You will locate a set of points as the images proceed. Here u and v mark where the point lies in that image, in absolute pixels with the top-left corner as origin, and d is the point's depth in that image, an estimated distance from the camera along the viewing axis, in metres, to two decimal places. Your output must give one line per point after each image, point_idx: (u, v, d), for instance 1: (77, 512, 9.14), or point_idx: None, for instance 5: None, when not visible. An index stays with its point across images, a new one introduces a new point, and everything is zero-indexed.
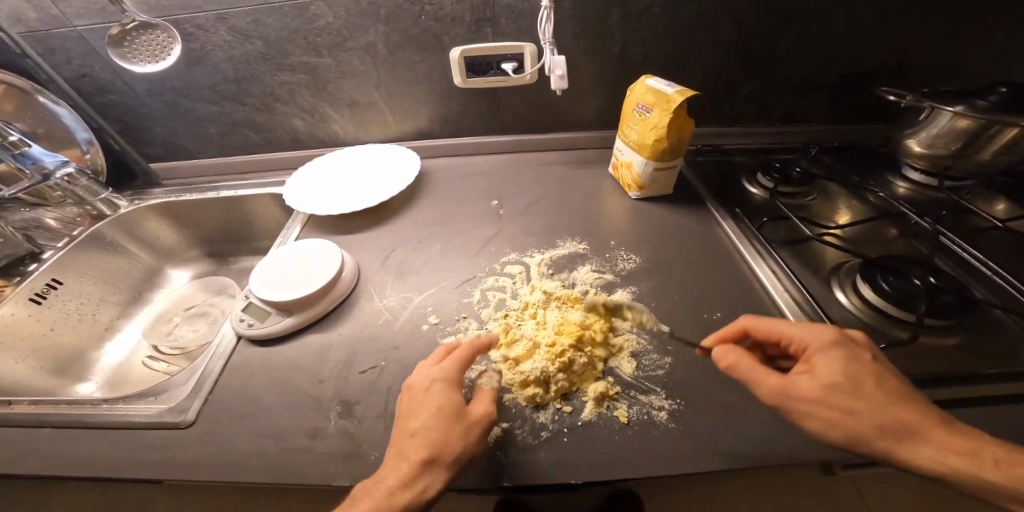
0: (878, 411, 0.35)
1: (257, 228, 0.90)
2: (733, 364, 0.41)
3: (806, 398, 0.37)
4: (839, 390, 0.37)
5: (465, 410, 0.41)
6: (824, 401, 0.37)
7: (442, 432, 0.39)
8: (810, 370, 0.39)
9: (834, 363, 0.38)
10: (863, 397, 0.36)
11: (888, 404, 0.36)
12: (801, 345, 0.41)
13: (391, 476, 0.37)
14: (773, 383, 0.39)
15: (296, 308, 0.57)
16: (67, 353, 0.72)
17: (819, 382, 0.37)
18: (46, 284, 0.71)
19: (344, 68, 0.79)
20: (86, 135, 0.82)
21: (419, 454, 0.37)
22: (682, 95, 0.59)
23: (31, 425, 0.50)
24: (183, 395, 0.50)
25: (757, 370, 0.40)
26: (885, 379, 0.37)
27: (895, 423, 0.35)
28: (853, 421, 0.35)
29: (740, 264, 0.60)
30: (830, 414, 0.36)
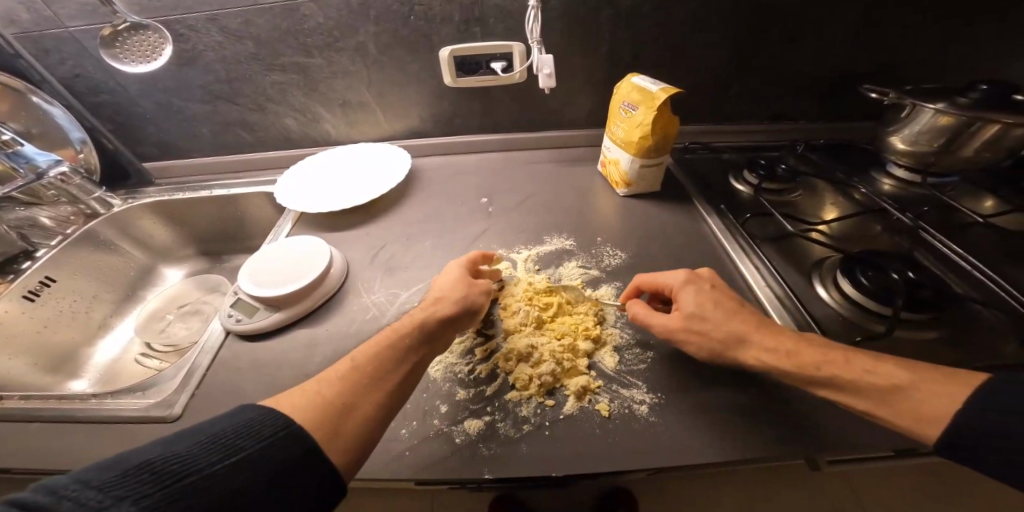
0: (722, 327, 0.43)
1: (250, 227, 0.90)
2: (637, 314, 0.49)
3: (677, 330, 0.45)
4: (695, 316, 0.44)
5: (432, 294, 0.50)
6: (687, 327, 0.44)
7: (452, 291, 0.49)
8: (679, 304, 0.47)
9: (693, 294, 0.46)
10: (711, 319, 0.44)
11: (731, 320, 0.43)
12: (669, 288, 0.49)
13: (418, 312, 0.47)
14: (657, 321, 0.46)
15: (284, 304, 0.57)
16: (60, 351, 0.72)
17: (681, 313, 0.45)
18: (39, 281, 0.72)
19: (335, 68, 0.79)
20: (79, 135, 0.83)
21: (433, 295, 0.49)
22: (665, 92, 0.60)
23: (20, 420, 0.51)
24: (171, 390, 0.51)
25: (643, 313, 0.48)
26: (731, 304, 0.45)
27: (731, 335, 0.43)
28: (707, 340, 0.43)
29: (724, 260, 0.61)
30: (693, 338, 0.44)
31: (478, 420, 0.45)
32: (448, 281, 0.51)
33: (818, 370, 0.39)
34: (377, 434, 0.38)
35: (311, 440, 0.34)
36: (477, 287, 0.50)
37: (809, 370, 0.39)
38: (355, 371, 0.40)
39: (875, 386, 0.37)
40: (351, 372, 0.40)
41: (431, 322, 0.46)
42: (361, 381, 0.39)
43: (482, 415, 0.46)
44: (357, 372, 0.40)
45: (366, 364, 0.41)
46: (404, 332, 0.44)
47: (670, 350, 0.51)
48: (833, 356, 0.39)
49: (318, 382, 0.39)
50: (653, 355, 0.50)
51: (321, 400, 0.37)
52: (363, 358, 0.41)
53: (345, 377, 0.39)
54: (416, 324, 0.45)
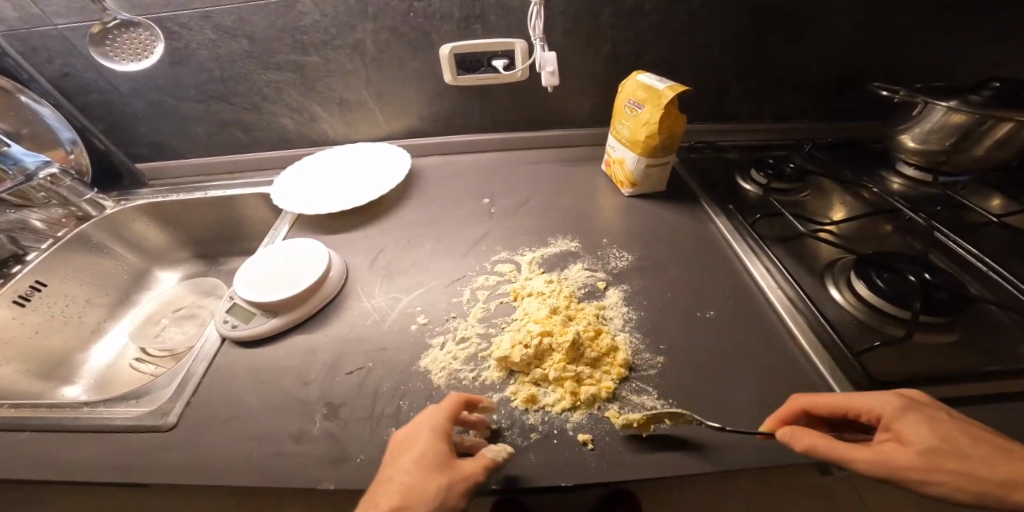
0: (997, 470, 0.32)
1: (247, 229, 0.89)
2: (821, 448, 0.35)
3: (914, 469, 0.32)
4: (946, 453, 0.33)
5: (386, 492, 0.35)
6: (937, 469, 0.32)
7: (418, 480, 0.35)
8: (897, 437, 0.34)
9: (924, 426, 0.34)
10: (974, 458, 0.32)
11: (997, 460, 0.33)
12: (869, 412, 0.36)
13: None
14: (870, 458, 0.33)
15: (281, 309, 0.56)
16: (52, 356, 0.71)
17: (918, 451, 0.33)
18: (30, 286, 0.70)
19: (332, 67, 0.78)
20: (70, 135, 0.81)
21: (387, 506, 0.34)
22: (673, 90, 0.59)
23: (8, 429, 0.49)
24: (166, 398, 0.49)
25: (837, 450, 0.34)
26: (975, 435, 0.34)
27: (1015, 478, 0.32)
28: (985, 486, 0.32)
29: (733, 262, 0.59)
30: (951, 485, 0.32)
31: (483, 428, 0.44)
32: (417, 473, 0.35)
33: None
34: None
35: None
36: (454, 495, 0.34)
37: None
38: None
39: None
40: None
41: None
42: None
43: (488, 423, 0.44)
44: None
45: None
46: None
47: (680, 355, 0.49)
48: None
49: None
50: (663, 360, 0.49)
51: None
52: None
53: None
54: None
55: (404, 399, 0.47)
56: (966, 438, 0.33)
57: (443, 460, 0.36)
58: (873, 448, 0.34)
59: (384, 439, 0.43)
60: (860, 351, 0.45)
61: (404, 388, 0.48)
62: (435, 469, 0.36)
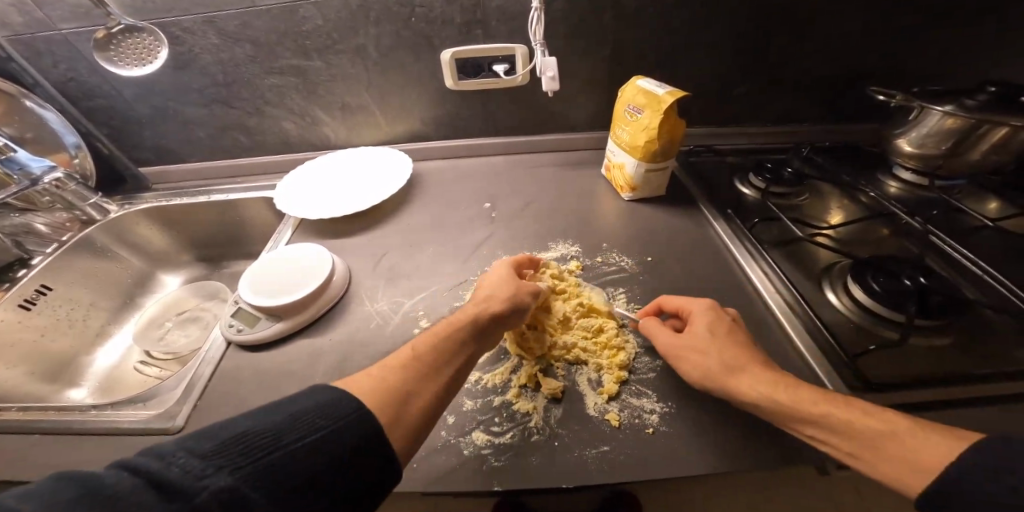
0: (725, 354, 0.41)
1: (249, 232, 0.89)
2: (647, 326, 0.48)
3: (674, 345, 0.45)
4: (705, 338, 0.43)
5: (483, 290, 0.50)
6: (694, 349, 0.43)
7: (502, 281, 0.50)
8: (692, 327, 0.46)
9: (707, 321, 0.45)
10: (717, 345, 0.42)
11: (738, 350, 0.42)
12: (688, 311, 0.48)
13: (464, 311, 0.46)
14: (664, 337, 0.46)
15: (286, 314, 0.56)
16: (57, 359, 0.71)
17: (691, 335, 0.44)
18: (35, 290, 0.71)
19: (334, 71, 0.78)
20: (73, 140, 0.81)
21: (484, 293, 0.49)
22: (672, 96, 0.59)
23: (17, 432, 0.49)
24: (173, 401, 0.50)
25: (654, 327, 0.48)
26: (742, 340, 0.43)
27: (732, 365, 0.40)
28: (705, 361, 0.42)
29: (732, 265, 0.60)
30: (693, 358, 0.43)
31: (485, 432, 0.44)
32: (500, 279, 0.51)
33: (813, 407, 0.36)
34: (433, 420, 0.37)
35: (376, 425, 0.32)
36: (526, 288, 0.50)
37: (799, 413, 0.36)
38: (416, 358, 0.39)
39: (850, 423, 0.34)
40: (415, 360, 0.39)
41: (484, 315, 0.45)
42: (424, 368, 0.39)
43: (490, 426, 0.45)
44: (410, 369, 0.38)
45: (430, 353, 0.40)
46: (459, 325, 0.43)
47: None
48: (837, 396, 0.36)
49: (374, 370, 0.37)
50: (662, 364, 0.49)
51: (382, 385, 0.36)
52: (425, 347, 0.40)
53: (410, 364, 0.38)
54: (470, 317, 0.45)
55: None
56: (726, 333, 0.43)
57: (513, 274, 0.52)
58: (666, 331, 0.46)
59: None
60: (856, 354, 0.45)
61: None
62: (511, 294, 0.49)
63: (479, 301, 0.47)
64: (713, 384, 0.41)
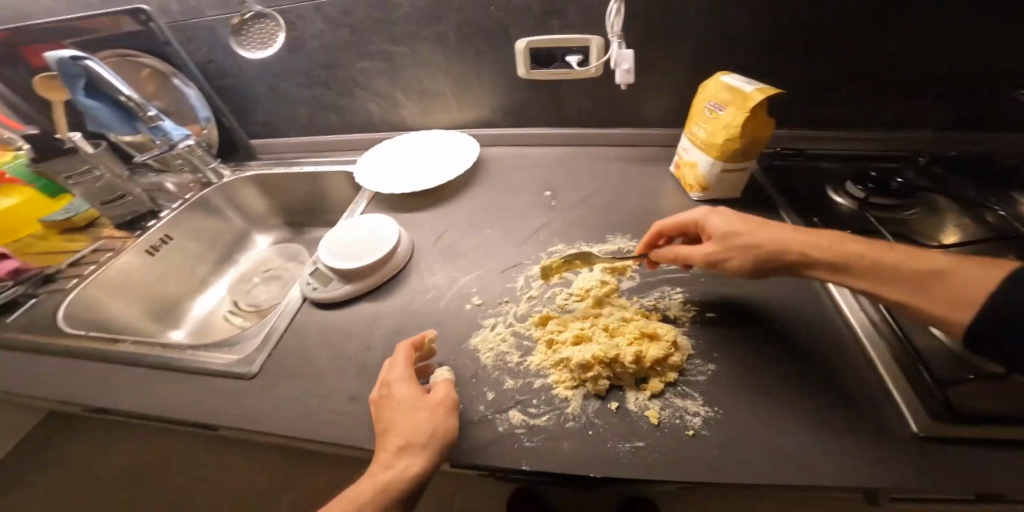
0: (868, 255, 0.40)
1: (329, 202, 0.98)
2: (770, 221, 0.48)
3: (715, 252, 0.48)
4: (840, 240, 0.42)
5: (388, 433, 0.40)
6: (821, 244, 0.42)
7: (410, 414, 0.41)
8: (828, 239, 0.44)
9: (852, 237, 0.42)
10: (861, 248, 0.41)
11: (886, 250, 0.40)
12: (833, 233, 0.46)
13: (367, 484, 0.37)
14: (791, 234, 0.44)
15: (353, 277, 0.61)
16: (167, 301, 0.84)
17: (822, 235, 0.43)
18: (160, 238, 0.84)
19: (416, 57, 0.83)
20: (206, 114, 0.96)
21: (394, 441, 0.39)
22: (762, 93, 0.55)
23: (129, 363, 0.59)
24: (251, 349, 0.57)
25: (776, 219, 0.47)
26: (814, 238, 0.43)
27: (871, 259, 0.39)
28: (846, 250, 0.41)
29: (812, 277, 0.54)
30: (820, 244, 0.42)
31: (521, 413, 0.45)
32: (406, 408, 0.41)
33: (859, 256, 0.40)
34: None
35: None
36: (442, 410, 0.41)
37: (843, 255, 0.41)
38: None
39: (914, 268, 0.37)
40: None
41: (400, 483, 0.36)
42: None
43: (528, 406, 0.46)
44: None
45: None
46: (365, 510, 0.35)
47: (734, 364, 0.46)
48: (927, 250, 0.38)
49: None
50: (714, 369, 0.46)
51: None
52: None
53: None
54: (382, 492, 0.36)
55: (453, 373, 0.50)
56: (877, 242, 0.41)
57: (419, 394, 0.43)
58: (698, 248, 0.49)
59: None
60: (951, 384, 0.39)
61: (454, 363, 0.51)
62: (416, 401, 0.42)
63: (393, 456, 0.38)
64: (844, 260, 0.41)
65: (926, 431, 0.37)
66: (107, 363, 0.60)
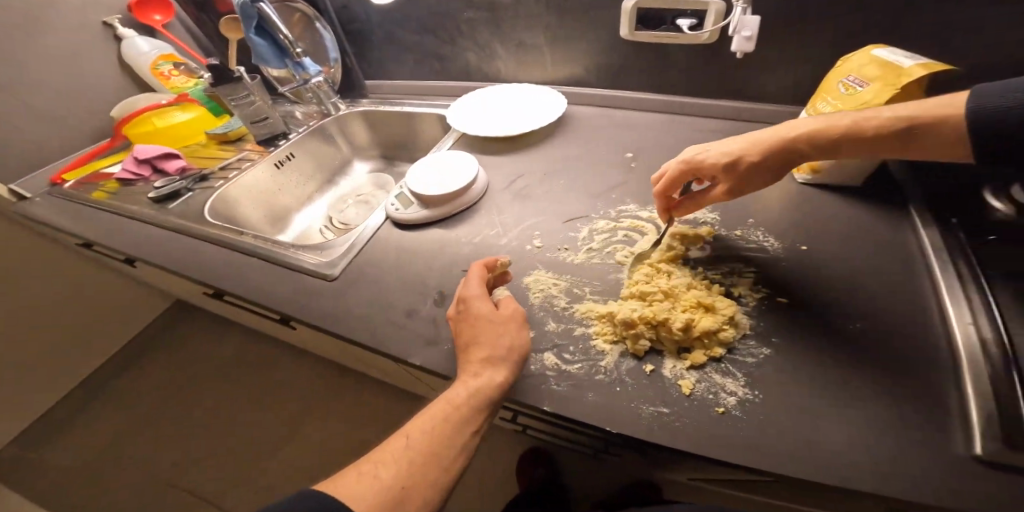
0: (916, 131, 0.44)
1: (419, 143, 1.05)
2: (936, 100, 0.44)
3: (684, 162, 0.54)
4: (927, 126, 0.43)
5: (473, 344, 0.44)
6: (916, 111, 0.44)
7: (495, 331, 0.44)
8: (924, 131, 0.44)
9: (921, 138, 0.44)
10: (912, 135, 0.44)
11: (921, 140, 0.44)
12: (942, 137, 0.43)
13: (460, 386, 0.41)
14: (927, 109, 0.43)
15: (431, 204, 0.66)
16: (281, 210, 0.99)
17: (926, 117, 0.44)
18: (285, 155, 0.99)
19: (520, 10, 0.83)
20: (335, 56, 1.06)
21: (481, 352, 0.42)
22: (924, 69, 0.47)
23: (242, 255, 0.70)
24: (337, 254, 0.65)
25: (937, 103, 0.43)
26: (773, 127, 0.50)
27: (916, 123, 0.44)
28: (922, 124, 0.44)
29: (924, 279, 0.47)
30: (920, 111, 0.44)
31: (553, 356, 0.46)
32: (490, 324, 0.44)
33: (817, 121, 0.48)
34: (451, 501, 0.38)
35: None
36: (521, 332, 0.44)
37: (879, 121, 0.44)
38: (410, 450, 0.38)
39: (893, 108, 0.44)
40: (415, 458, 0.37)
41: (485, 389, 0.40)
42: (425, 458, 0.37)
43: (562, 352, 0.46)
44: (421, 445, 0.38)
45: (422, 439, 0.38)
46: (458, 404, 0.40)
47: (794, 357, 0.42)
48: (868, 112, 0.45)
49: (401, 441, 0.39)
50: (768, 353, 0.42)
51: (385, 492, 0.35)
52: (422, 434, 0.38)
53: (434, 432, 0.38)
54: (471, 393, 0.40)
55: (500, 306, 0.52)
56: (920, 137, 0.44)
57: (499, 314, 0.45)
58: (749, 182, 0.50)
59: None
60: None
61: (503, 297, 0.53)
62: (488, 319, 0.45)
63: (480, 365, 0.42)
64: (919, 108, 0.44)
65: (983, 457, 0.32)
66: (229, 250, 0.72)
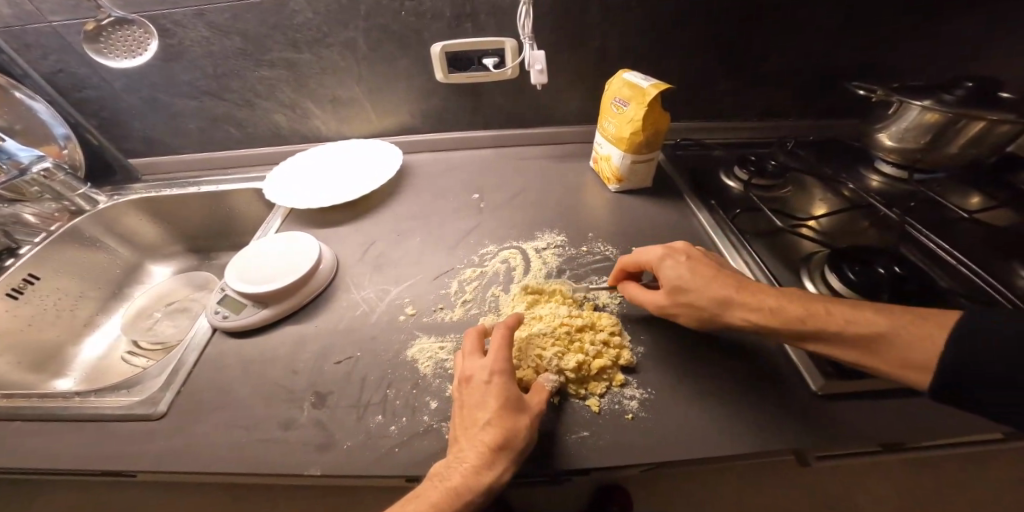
0: (705, 291, 0.45)
1: (239, 222, 0.89)
2: (659, 276, 0.49)
3: (667, 304, 0.47)
4: (681, 289, 0.46)
5: (484, 422, 0.38)
6: (675, 301, 0.47)
7: (512, 420, 0.39)
8: (663, 282, 0.48)
9: (671, 268, 0.48)
10: (693, 289, 0.46)
11: (716, 286, 0.45)
12: (683, 292, 0.46)
13: (463, 466, 0.36)
14: (652, 300, 0.49)
15: (271, 300, 0.56)
16: (45, 349, 0.71)
17: (669, 288, 0.47)
18: (23, 279, 0.70)
19: (324, 64, 0.79)
20: (63, 131, 0.80)
21: (494, 439, 0.37)
22: (656, 88, 0.60)
23: (2, 418, 0.49)
24: (157, 386, 0.50)
25: (639, 296, 0.50)
26: (714, 271, 0.46)
27: (717, 304, 0.44)
28: (699, 299, 0.45)
29: (714, 253, 0.61)
30: (689, 311, 0.46)
31: None
32: (508, 411, 0.39)
33: (805, 325, 0.40)
34: None
35: None
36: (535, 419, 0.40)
37: (787, 322, 0.41)
38: None
39: (863, 335, 0.38)
40: None
41: (493, 488, 0.36)
42: None
43: None
44: None
45: None
46: (468, 495, 0.34)
47: (660, 347, 0.50)
48: (681, 304, 0.46)
49: None
50: (643, 351, 0.50)
51: None
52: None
53: None
54: (476, 488, 0.35)
55: (390, 387, 0.48)
56: (705, 277, 0.46)
57: (518, 397, 0.41)
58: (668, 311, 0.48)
59: (370, 426, 0.44)
60: None
61: (392, 376, 0.49)
62: (508, 378, 0.42)
63: (493, 455, 0.36)
64: (707, 312, 0.45)
65: (824, 390, 0.44)
66: None
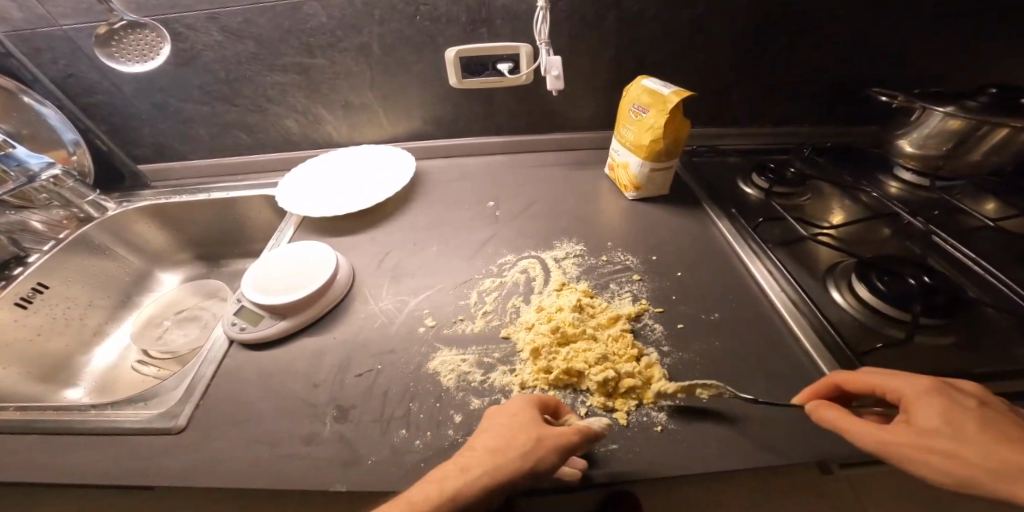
0: (986, 455, 0.31)
1: (249, 229, 0.88)
2: (837, 413, 0.36)
3: (898, 447, 0.33)
4: (939, 433, 0.32)
5: (489, 434, 0.38)
6: (926, 448, 0.32)
7: (517, 427, 0.38)
8: (908, 418, 0.35)
9: (935, 407, 0.34)
10: (968, 441, 0.31)
11: (997, 447, 0.31)
12: (934, 433, 0.33)
13: (455, 476, 0.35)
14: (863, 428, 0.35)
15: (290, 312, 0.56)
16: (54, 359, 0.70)
17: (913, 429, 0.33)
18: (31, 288, 0.69)
19: (338, 69, 0.78)
20: (72, 136, 0.80)
21: (495, 443, 0.37)
22: (678, 95, 0.59)
23: (14, 431, 0.48)
24: (175, 400, 0.49)
25: (835, 417, 0.36)
26: (991, 426, 0.32)
27: (995, 469, 0.30)
28: (959, 459, 0.31)
29: (736, 263, 0.60)
30: (940, 463, 0.31)
31: None
32: (514, 422, 0.38)
33: None
34: None
35: None
36: (548, 436, 0.37)
37: None
38: None
39: None
40: None
41: (464, 493, 0.34)
42: None
43: None
44: None
45: None
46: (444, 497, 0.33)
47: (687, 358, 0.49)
48: (925, 454, 0.32)
49: None
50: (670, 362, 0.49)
51: None
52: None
53: None
54: (450, 492, 0.34)
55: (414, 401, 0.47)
56: (976, 427, 0.32)
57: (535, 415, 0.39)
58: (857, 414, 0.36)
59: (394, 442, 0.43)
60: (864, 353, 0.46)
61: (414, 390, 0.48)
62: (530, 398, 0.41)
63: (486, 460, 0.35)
64: (975, 484, 0.30)
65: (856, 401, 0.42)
66: None
